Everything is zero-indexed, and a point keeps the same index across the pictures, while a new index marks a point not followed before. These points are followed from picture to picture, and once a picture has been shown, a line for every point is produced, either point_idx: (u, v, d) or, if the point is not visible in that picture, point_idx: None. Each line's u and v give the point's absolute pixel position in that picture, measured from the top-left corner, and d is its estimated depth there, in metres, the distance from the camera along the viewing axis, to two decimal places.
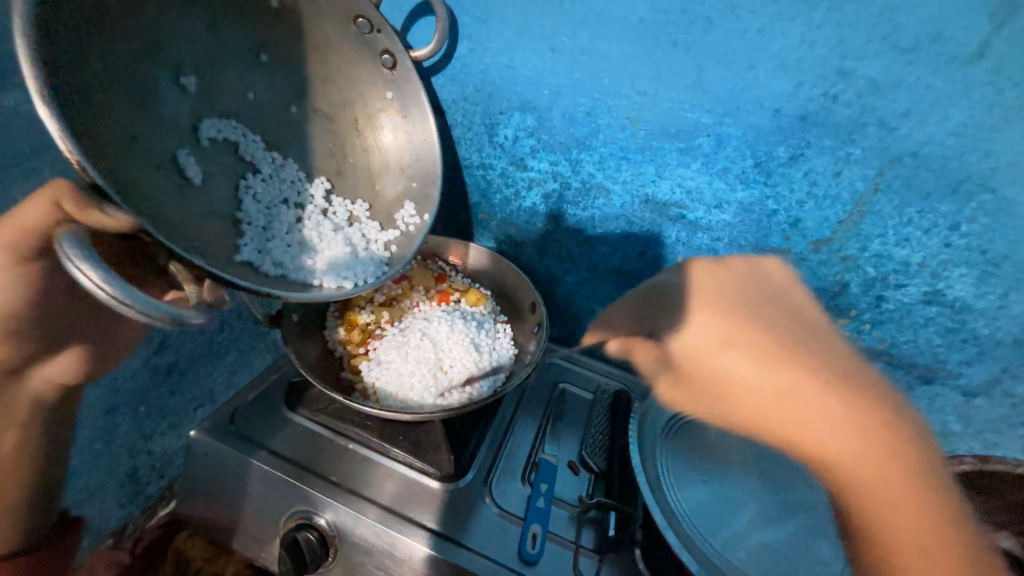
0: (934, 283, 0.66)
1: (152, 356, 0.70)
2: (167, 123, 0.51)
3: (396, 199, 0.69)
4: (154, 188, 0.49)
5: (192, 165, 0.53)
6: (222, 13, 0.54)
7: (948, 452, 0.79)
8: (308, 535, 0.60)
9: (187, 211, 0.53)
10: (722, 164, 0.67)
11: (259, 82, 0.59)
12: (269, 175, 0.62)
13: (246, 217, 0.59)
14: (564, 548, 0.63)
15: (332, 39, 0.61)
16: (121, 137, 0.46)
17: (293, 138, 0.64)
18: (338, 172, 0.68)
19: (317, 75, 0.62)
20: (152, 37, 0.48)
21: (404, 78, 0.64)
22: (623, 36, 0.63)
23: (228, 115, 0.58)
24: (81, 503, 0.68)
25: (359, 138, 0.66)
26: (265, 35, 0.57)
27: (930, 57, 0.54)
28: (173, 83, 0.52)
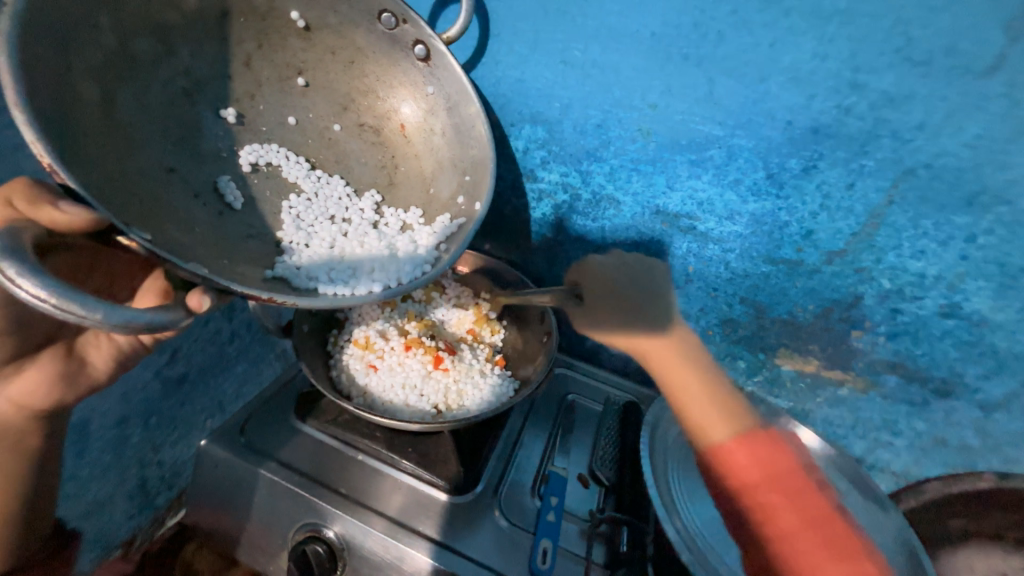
0: (950, 295, 0.65)
1: (164, 366, 0.71)
2: (207, 153, 0.56)
3: (450, 198, 0.64)
4: (190, 211, 0.52)
5: (232, 191, 0.56)
6: (256, 51, 0.58)
7: (964, 466, 0.77)
8: (317, 547, 0.60)
9: (224, 232, 0.54)
10: (733, 175, 0.67)
11: (300, 106, 0.62)
12: (314, 194, 0.62)
13: (286, 236, 0.60)
14: (574, 563, 0.63)
15: (365, 48, 0.61)
16: (152, 166, 0.50)
17: (339, 157, 0.65)
18: (390, 185, 0.66)
19: (352, 89, 0.63)
20: (189, 81, 0.54)
21: (438, 67, 0.61)
22: (633, 50, 0.63)
23: (271, 141, 0.61)
24: (91, 514, 0.69)
25: (406, 146, 0.65)
26: (301, 60, 0.60)
27: (944, 69, 0.54)
28: (216, 118, 0.57)
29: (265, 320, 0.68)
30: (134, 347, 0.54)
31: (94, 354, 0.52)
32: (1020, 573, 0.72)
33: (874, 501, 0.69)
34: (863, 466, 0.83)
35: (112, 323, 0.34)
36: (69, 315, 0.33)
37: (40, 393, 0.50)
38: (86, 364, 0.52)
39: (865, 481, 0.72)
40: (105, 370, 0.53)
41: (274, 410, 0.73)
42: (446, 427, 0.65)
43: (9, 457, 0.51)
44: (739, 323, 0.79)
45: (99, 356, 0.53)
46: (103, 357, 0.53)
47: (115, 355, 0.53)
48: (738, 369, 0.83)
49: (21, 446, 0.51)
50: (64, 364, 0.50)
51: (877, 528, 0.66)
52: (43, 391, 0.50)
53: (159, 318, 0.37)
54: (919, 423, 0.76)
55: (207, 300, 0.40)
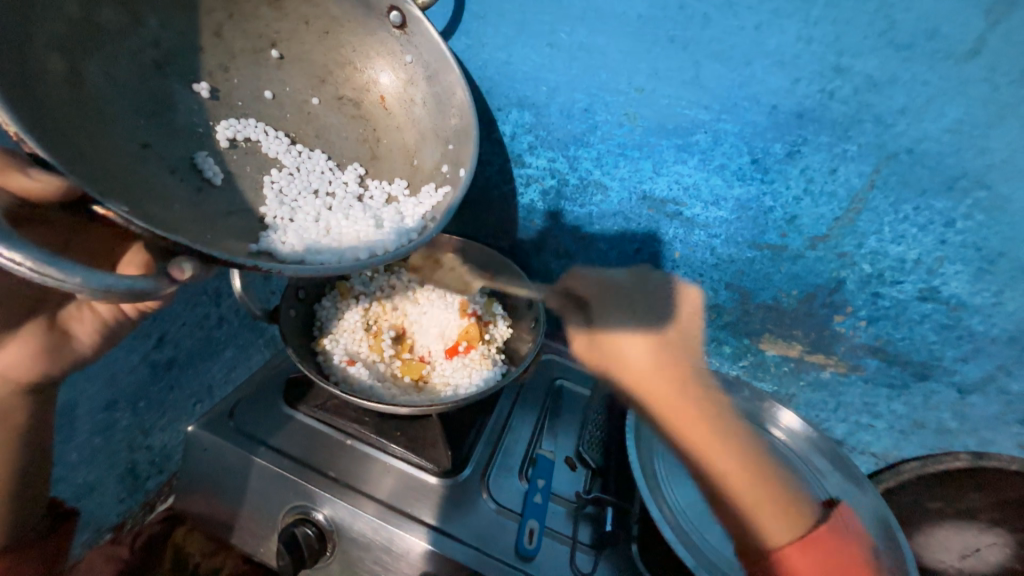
0: (930, 280, 0.66)
1: (151, 351, 0.71)
2: (183, 128, 0.55)
3: (434, 168, 0.63)
4: (166, 186, 0.51)
5: (210, 166, 0.55)
6: (227, 21, 0.57)
7: (942, 447, 0.79)
8: (306, 530, 0.61)
9: (203, 207, 0.53)
10: (719, 160, 0.67)
11: (276, 79, 0.61)
12: (295, 168, 0.61)
13: (269, 212, 0.59)
14: (561, 543, 0.64)
15: (339, 17, 0.60)
16: (124, 141, 0.49)
17: (319, 132, 0.64)
18: (373, 158, 0.65)
19: (329, 60, 0.62)
20: (159, 52, 0.53)
21: (415, 34, 0.60)
22: (620, 32, 0.63)
23: (247, 116, 0.60)
24: (81, 497, 0.69)
25: (389, 118, 0.64)
26: (274, 31, 0.59)
27: (926, 53, 0.54)
28: (189, 93, 0.56)
29: (250, 304, 0.66)
30: (120, 320, 0.55)
31: (77, 328, 0.53)
32: (993, 548, 0.75)
33: (852, 479, 0.71)
34: (845, 448, 0.85)
35: (92, 288, 0.34)
36: (46, 279, 0.33)
37: (22, 366, 0.51)
38: (70, 337, 0.53)
39: (846, 461, 0.73)
40: (90, 344, 0.54)
41: (264, 396, 0.73)
42: (442, 408, 0.65)
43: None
44: (725, 309, 0.80)
45: (82, 329, 0.53)
46: (87, 330, 0.54)
47: (100, 327, 0.54)
48: (723, 354, 0.84)
49: (10, 420, 0.52)
50: (47, 336, 0.52)
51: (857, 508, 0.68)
52: (26, 364, 0.51)
53: (148, 286, 0.37)
54: (899, 405, 0.78)
55: (190, 267, 0.42)
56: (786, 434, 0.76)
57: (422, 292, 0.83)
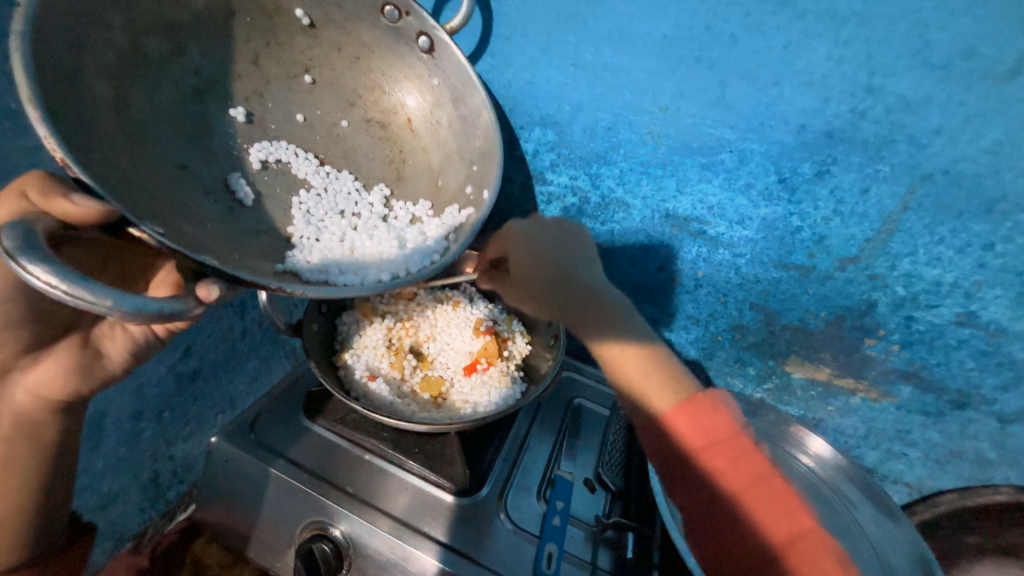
0: (968, 304, 0.64)
1: (177, 362, 0.72)
2: (217, 150, 0.57)
3: (457, 190, 0.64)
4: (201, 206, 0.53)
5: (242, 187, 0.57)
6: (264, 49, 0.58)
7: (981, 479, 0.75)
8: (322, 545, 0.60)
9: (235, 227, 0.55)
10: (745, 180, 0.66)
11: (308, 103, 0.62)
12: (323, 189, 0.64)
13: (296, 231, 0.61)
14: (579, 567, 0.62)
15: (369, 44, 0.61)
16: (162, 163, 0.50)
17: (347, 153, 0.65)
18: (399, 179, 0.67)
19: (359, 84, 0.63)
20: (200, 80, 0.55)
21: (442, 58, 0.61)
22: (645, 53, 0.63)
23: (279, 139, 0.62)
24: (104, 505, 0.70)
25: (414, 140, 0.65)
26: (308, 57, 0.61)
27: (963, 73, 0.53)
28: (225, 118, 0.58)
29: (276, 319, 0.68)
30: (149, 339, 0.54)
31: (110, 346, 0.53)
32: None
33: (886, 510, 0.69)
34: (875, 477, 0.82)
35: (121, 310, 0.34)
36: (78, 301, 0.34)
37: (57, 385, 0.51)
38: (101, 356, 0.53)
39: (877, 491, 0.71)
40: (121, 363, 0.54)
41: (284, 408, 0.73)
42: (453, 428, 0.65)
43: (20, 447, 0.51)
44: (750, 329, 0.78)
45: (114, 348, 0.53)
46: (119, 349, 0.53)
47: (131, 347, 0.54)
48: (747, 376, 0.82)
49: (40, 435, 0.52)
50: (80, 354, 0.51)
51: (889, 540, 0.66)
52: (60, 385, 0.50)
53: (177, 308, 0.38)
54: (934, 434, 0.74)
55: (216, 289, 0.41)
56: (814, 461, 0.73)
57: (440, 310, 0.83)
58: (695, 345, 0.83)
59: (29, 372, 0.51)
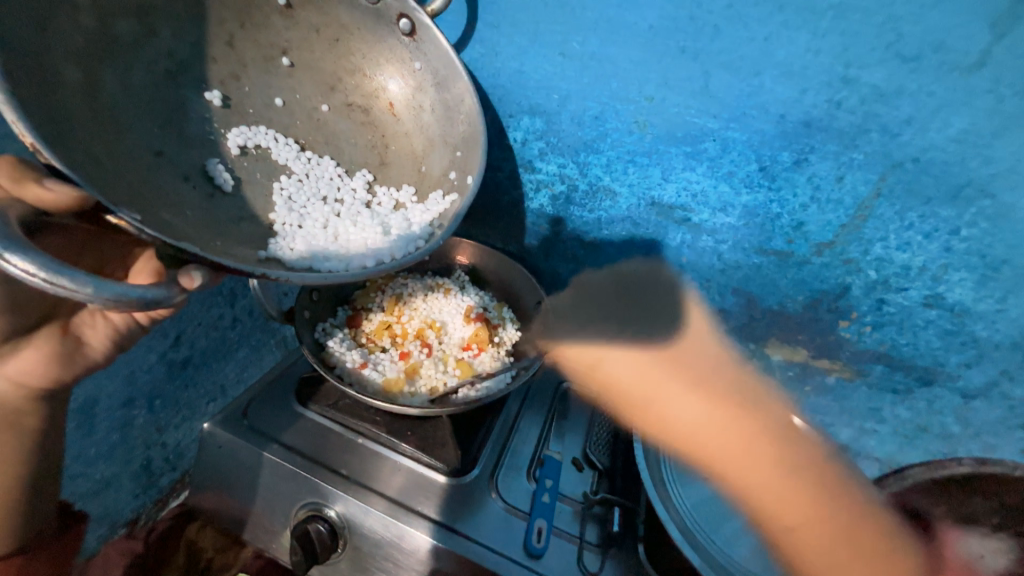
0: (934, 286, 0.67)
1: (168, 350, 0.72)
2: (195, 136, 0.56)
3: (441, 176, 0.64)
4: (180, 193, 0.52)
5: (221, 173, 0.57)
6: (238, 30, 0.58)
7: (946, 452, 0.80)
8: (317, 526, 0.62)
9: (214, 214, 0.54)
10: (727, 167, 0.68)
11: (287, 86, 0.62)
12: (304, 175, 0.63)
13: (278, 218, 0.60)
14: (568, 542, 0.65)
15: (348, 24, 0.62)
16: (138, 148, 0.50)
17: (328, 138, 0.65)
18: (382, 164, 0.67)
19: (339, 68, 0.63)
20: (173, 63, 0.55)
21: (424, 41, 0.62)
22: (632, 42, 0.64)
23: (258, 124, 0.61)
24: (97, 492, 0.70)
25: (397, 124, 0.66)
26: (285, 40, 0.61)
27: (933, 65, 0.55)
28: (201, 101, 0.57)
29: (267, 305, 0.69)
30: (131, 326, 0.54)
31: (91, 335, 0.52)
32: None
33: None
34: (849, 453, 0.86)
35: (103, 297, 0.35)
36: (59, 289, 0.34)
37: (36, 372, 0.51)
38: (82, 344, 0.52)
39: None
40: (102, 351, 0.53)
41: (275, 395, 0.74)
42: (446, 411, 0.67)
43: (3, 435, 0.51)
44: (731, 313, 0.81)
45: (94, 335, 0.52)
46: (99, 337, 0.53)
47: (112, 334, 0.53)
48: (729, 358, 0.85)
49: (19, 425, 0.52)
50: (61, 343, 0.51)
51: None
52: (40, 370, 0.51)
53: (160, 295, 0.38)
54: (903, 410, 0.78)
55: (198, 276, 0.42)
56: None
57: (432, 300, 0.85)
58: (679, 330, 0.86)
59: (6, 361, 0.51)
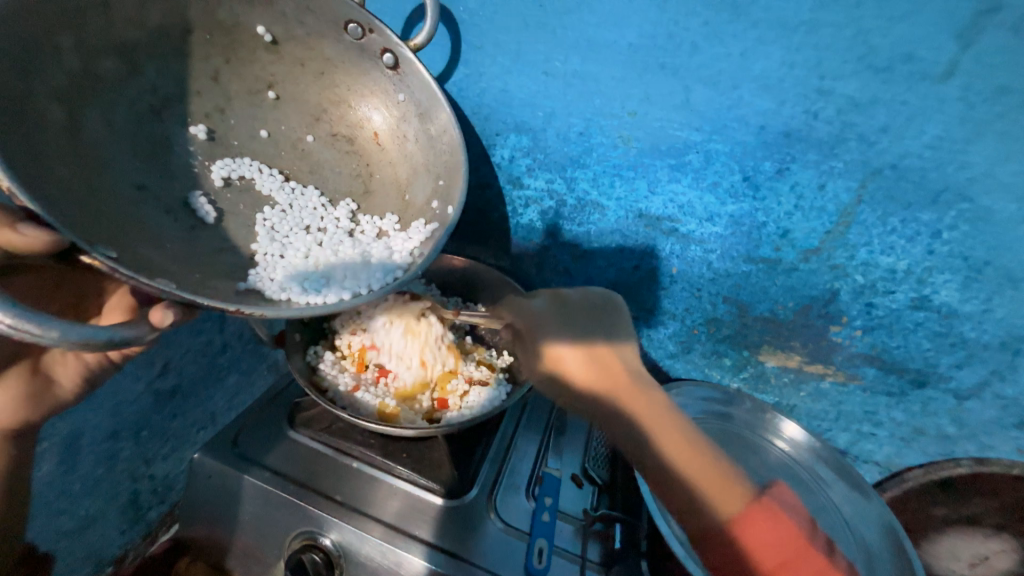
0: (920, 289, 0.68)
1: (155, 379, 0.71)
2: (178, 169, 0.57)
3: (424, 204, 0.63)
4: (162, 227, 0.52)
5: (204, 207, 0.57)
6: (224, 65, 0.58)
7: (943, 453, 0.80)
8: (313, 556, 0.60)
9: (196, 246, 0.54)
10: (712, 178, 0.70)
11: (272, 118, 0.63)
12: (288, 206, 0.63)
13: (260, 248, 0.59)
14: (571, 561, 0.64)
15: (333, 59, 0.61)
16: (121, 184, 0.50)
17: (313, 168, 0.65)
18: (365, 194, 0.67)
19: (324, 99, 0.64)
20: (156, 98, 0.55)
21: (408, 75, 0.61)
22: (613, 60, 0.66)
23: (242, 155, 0.62)
24: (82, 529, 0.68)
25: (381, 153, 0.65)
26: (270, 74, 0.61)
27: (904, 76, 0.57)
28: (184, 134, 0.57)
29: (259, 329, 0.72)
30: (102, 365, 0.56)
31: (61, 372, 0.54)
32: (1000, 555, 0.77)
33: (858, 488, 0.73)
34: (848, 457, 0.86)
35: (70, 341, 0.34)
36: (23, 333, 0.33)
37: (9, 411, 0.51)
38: (53, 380, 0.54)
39: (849, 470, 0.75)
40: (72, 389, 0.55)
41: (266, 421, 0.73)
42: (443, 431, 0.66)
43: None
44: (723, 322, 0.81)
45: (65, 373, 0.54)
46: (70, 374, 0.54)
47: (83, 373, 0.55)
48: (724, 366, 0.85)
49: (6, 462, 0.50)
50: (30, 382, 0.52)
51: (860, 515, 0.71)
52: (10, 411, 0.51)
53: (126, 334, 0.38)
54: (899, 413, 0.79)
55: (170, 315, 0.42)
56: (789, 446, 0.77)
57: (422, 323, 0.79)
58: (673, 340, 0.85)
59: None
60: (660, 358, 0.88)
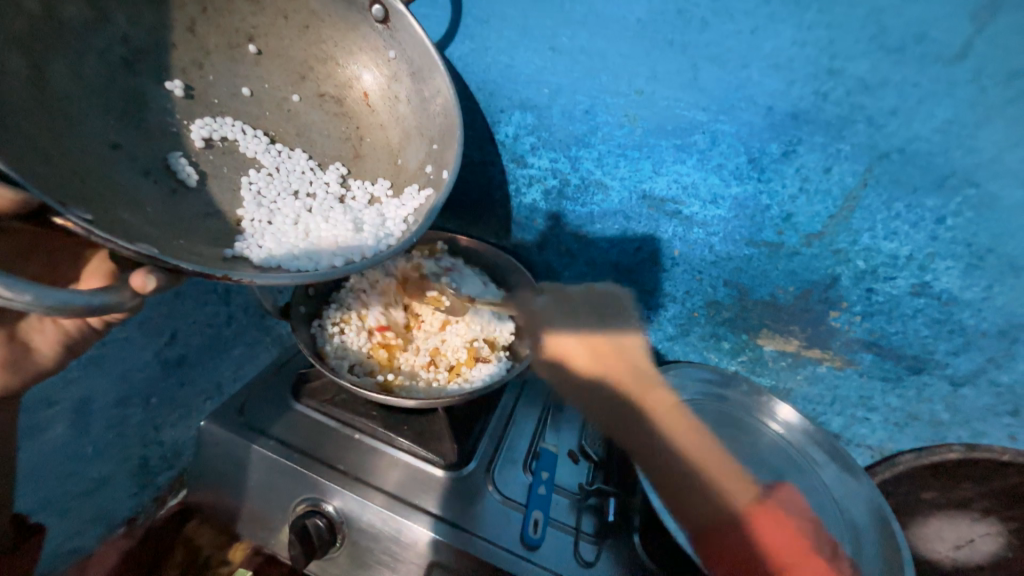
0: (922, 275, 0.68)
1: (163, 348, 0.73)
2: (154, 126, 0.54)
3: (417, 169, 0.64)
4: (141, 189, 0.51)
5: (185, 168, 0.55)
6: (200, 15, 0.56)
7: (936, 439, 0.81)
8: (317, 521, 0.62)
9: (176, 211, 0.53)
10: (717, 160, 0.69)
11: (254, 75, 0.61)
12: (275, 169, 0.61)
13: (246, 214, 0.59)
14: (565, 532, 0.66)
15: (318, 11, 0.60)
16: (93, 142, 0.48)
17: (300, 130, 0.64)
18: (356, 157, 0.65)
19: (309, 56, 0.62)
20: (128, 49, 0.52)
21: (398, 29, 0.60)
22: (620, 36, 0.65)
23: (224, 114, 0.60)
24: (94, 491, 0.70)
25: (371, 115, 0.64)
26: (251, 26, 0.58)
27: (916, 56, 0.56)
28: (161, 92, 0.55)
29: (264, 299, 0.71)
30: (84, 330, 0.54)
31: (40, 340, 0.52)
32: (985, 538, 0.79)
33: (848, 469, 0.75)
34: (841, 441, 0.87)
35: (44, 305, 0.33)
36: None
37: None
38: (31, 350, 0.52)
39: (841, 453, 0.77)
40: (53, 356, 0.53)
41: (272, 392, 0.74)
42: (442, 404, 0.67)
43: None
44: (723, 305, 0.82)
45: (44, 339, 0.53)
46: (48, 342, 0.53)
47: (62, 341, 0.53)
48: (722, 350, 0.86)
49: None
50: (8, 349, 0.51)
51: (851, 496, 0.73)
52: None
53: (103, 301, 0.38)
54: (893, 399, 0.80)
55: (152, 280, 0.41)
56: (782, 428, 0.79)
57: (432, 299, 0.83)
58: (672, 322, 0.86)
59: None
60: (660, 340, 0.89)
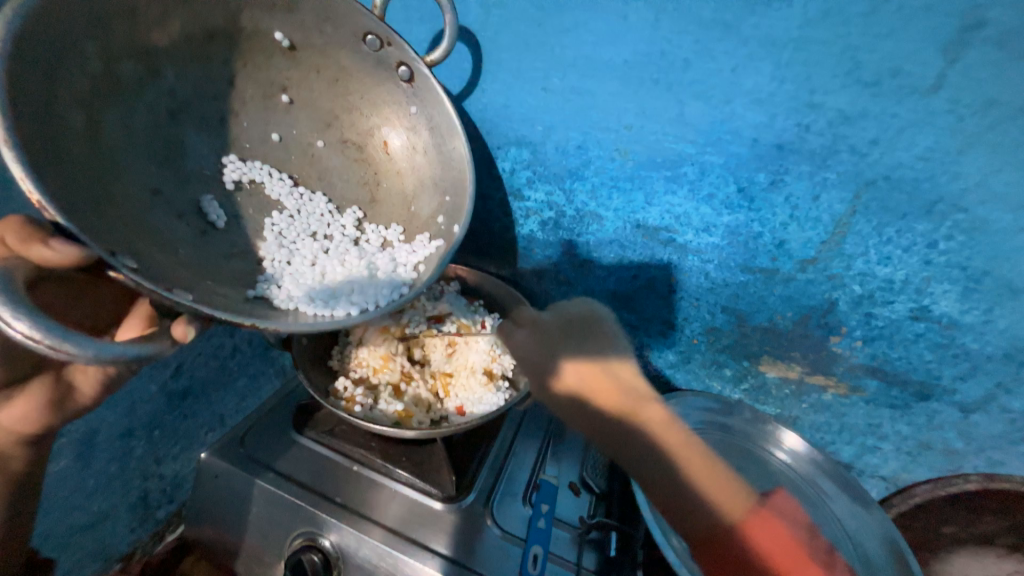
0: (919, 299, 0.68)
1: (168, 380, 0.74)
2: (188, 168, 0.58)
3: (429, 217, 0.66)
4: (175, 231, 0.54)
5: (215, 209, 0.59)
6: (241, 70, 0.60)
7: (952, 469, 0.79)
8: (312, 556, 0.61)
9: (205, 253, 0.55)
10: (708, 189, 0.71)
11: (284, 123, 0.65)
12: (296, 212, 0.65)
13: (267, 254, 0.62)
14: (565, 569, 0.64)
15: (348, 67, 0.63)
16: (138, 188, 0.51)
17: (322, 174, 0.67)
18: (372, 202, 0.69)
19: (336, 106, 0.65)
20: (174, 102, 0.55)
21: (422, 89, 0.63)
22: (609, 77, 0.68)
23: (254, 158, 0.64)
24: (93, 526, 0.70)
25: (389, 163, 0.67)
26: (285, 78, 0.62)
27: (892, 89, 0.58)
28: (198, 139, 0.59)
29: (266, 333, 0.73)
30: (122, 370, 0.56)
31: (81, 379, 0.54)
32: None
33: (861, 501, 0.71)
34: (853, 471, 0.85)
35: (104, 358, 0.35)
36: (61, 353, 0.34)
37: (30, 419, 0.51)
38: (75, 389, 0.54)
39: (854, 486, 0.73)
40: (93, 394, 0.55)
41: (272, 424, 0.74)
42: (448, 431, 0.67)
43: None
44: (722, 332, 0.82)
45: (85, 379, 0.54)
46: (90, 381, 0.54)
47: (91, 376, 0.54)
48: (724, 377, 0.86)
49: (8, 469, 0.52)
50: (54, 389, 0.52)
51: (865, 531, 0.69)
52: (36, 416, 0.51)
53: (157, 350, 0.39)
54: (903, 426, 0.78)
55: (192, 329, 0.42)
56: (789, 457, 0.76)
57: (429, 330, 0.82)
58: (671, 349, 0.87)
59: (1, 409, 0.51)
60: (660, 367, 0.89)
